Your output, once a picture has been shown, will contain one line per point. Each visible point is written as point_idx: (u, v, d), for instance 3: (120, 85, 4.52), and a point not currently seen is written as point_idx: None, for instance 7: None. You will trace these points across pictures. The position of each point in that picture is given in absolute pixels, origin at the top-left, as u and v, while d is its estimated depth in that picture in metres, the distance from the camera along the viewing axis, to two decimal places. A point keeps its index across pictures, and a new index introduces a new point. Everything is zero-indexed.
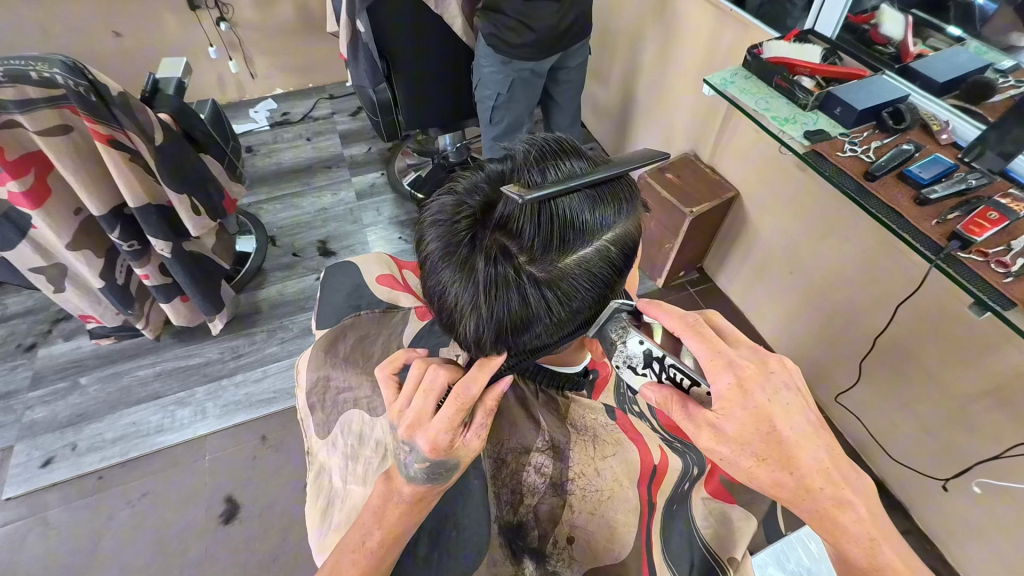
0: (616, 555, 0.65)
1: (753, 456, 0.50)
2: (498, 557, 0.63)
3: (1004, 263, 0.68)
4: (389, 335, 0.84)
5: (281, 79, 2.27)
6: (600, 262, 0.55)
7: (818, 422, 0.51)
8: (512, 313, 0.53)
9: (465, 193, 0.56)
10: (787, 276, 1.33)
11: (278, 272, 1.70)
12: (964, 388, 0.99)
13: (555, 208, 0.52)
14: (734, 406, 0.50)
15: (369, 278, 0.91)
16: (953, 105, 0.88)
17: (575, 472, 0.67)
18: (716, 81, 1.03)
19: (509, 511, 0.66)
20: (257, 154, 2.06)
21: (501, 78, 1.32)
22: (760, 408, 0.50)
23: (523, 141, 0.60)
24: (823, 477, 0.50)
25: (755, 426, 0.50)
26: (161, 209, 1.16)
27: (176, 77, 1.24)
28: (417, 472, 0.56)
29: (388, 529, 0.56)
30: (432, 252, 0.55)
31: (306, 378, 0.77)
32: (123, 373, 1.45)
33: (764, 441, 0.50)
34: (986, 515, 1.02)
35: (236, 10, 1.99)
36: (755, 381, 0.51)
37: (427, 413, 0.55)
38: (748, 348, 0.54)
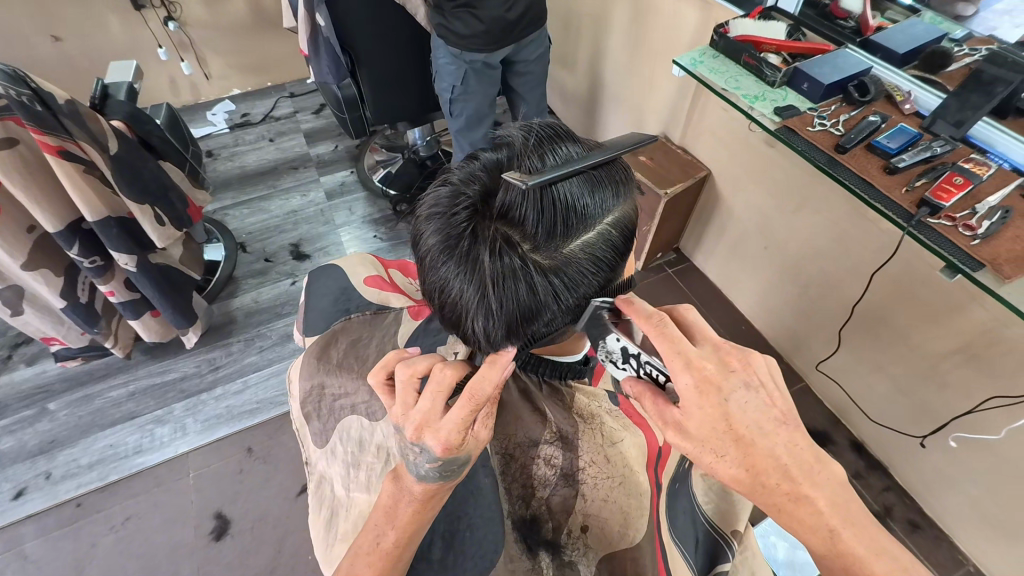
0: (633, 540, 0.65)
1: (713, 455, 0.48)
2: (514, 554, 0.64)
3: (970, 226, 0.71)
4: (382, 336, 0.82)
5: (238, 79, 2.19)
6: (602, 246, 0.55)
7: (780, 422, 0.48)
8: (520, 304, 0.52)
9: (462, 184, 0.54)
10: (762, 251, 1.36)
11: (251, 279, 1.65)
12: (936, 348, 1.03)
13: (556, 194, 0.52)
14: (693, 407, 0.48)
15: (355, 280, 0.88)
16: (914, 76, 0.89)
17: (586, 460, 0.68)
18: (685, 62, 1.03)
19: (522, 505, 0.67)
20: (218, 158, 1.98)
21: (454, 69, 1.32)
22: (717, 409, 0.48)
23: (515, 129, 0.59)
24: (777, 471, 0.47)
25: (713, 425, 0.48)
26: (122, 222, 1.10)
27: (127, 82, 1.18)
28: (428, 471, 0.55)
29: (402, 530, 0.56)
30: (432, 247, 0.54)
31: (299, 388, 0.76)
32: (94, 396, 1.39)
33: (721, 441, 0.48)
34: (960, 467, 1.08)
35: (184, 8, 1.90)
36: (712, 381, 0.48)
37: (436, 413, 0.54)
38: (712, 345, 0.51)
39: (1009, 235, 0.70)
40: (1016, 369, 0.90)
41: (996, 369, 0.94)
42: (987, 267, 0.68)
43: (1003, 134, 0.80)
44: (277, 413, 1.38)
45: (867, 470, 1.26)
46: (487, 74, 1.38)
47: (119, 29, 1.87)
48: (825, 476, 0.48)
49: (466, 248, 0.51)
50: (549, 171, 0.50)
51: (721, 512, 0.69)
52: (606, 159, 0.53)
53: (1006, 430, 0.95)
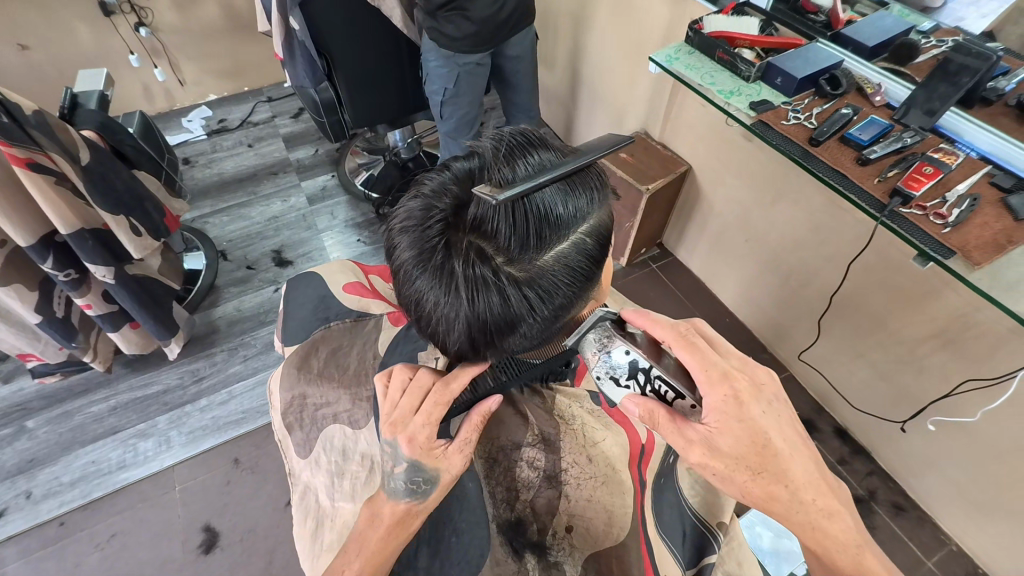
0: (619, 537, 0.65)
1: (747, 472, 0.52)
2: (501, 557, 0.63)
3: (941, 215, 0.73)
4: (362, 344, 0.81)
5: (214, 84, 2.16)
6: (578, 256, 0.54)
7: (800, 435, 0.54)
8: (495, 315, 0.52)
9: (433, 196, 0.54)
10: (744, 244, 1.38)
11: (232, 288, 1.63)
12: (911, 333, 1.05)
13: (527, 205, 0.52)
14: (731, 423, 0.52)
15: (335, 287, 0.88)
16: (884, 67, 0.91)
17: (569, 462, 0.68)
18: (660, 58, 1.04)
19: (507, 508, 0.66)
20: (195, 165, 1.95)
21: (446, 73, 1.31)
22: (749, 426, 0.52)
23: (488, 137, 0.59)
24: (792, 486, 0.52)
25: (747, 440, 0.52)
26: (97, 233, 1.08)
27: (97, 90, 1.15)
28: (399, 482, 0.58)
29: (367, 561, 0.55)
30: (406, 260, 0.54)
31: (280, 400, 0.75)
32: (75, 412, 1.36)
33: (756, 454, 0.51)
34: (940, 450, 1.10)
35: (155, 14, 1.87)
36: (739, 399, 0.53)
37: (409, 410, 0.59)
38: (734, 362, 0.56)
39: (977, 222, 0.72)
40: (990, 352, 0.93)
41: (971, 352, 0.96)
42: (957, 254, 0.70)
43: (971, 124, 0.81)
44: (264, 422, 1.36)
45: (851, 455, 1.29)
46: (478, 77, 1.38)
47: (89, 36, 1.83)
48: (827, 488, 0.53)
49: (439, 262, 0.51)
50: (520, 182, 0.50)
51: (707, 504, 0.71)
52: (577, 168, 0.53)
53: (981, 412, 0.98)
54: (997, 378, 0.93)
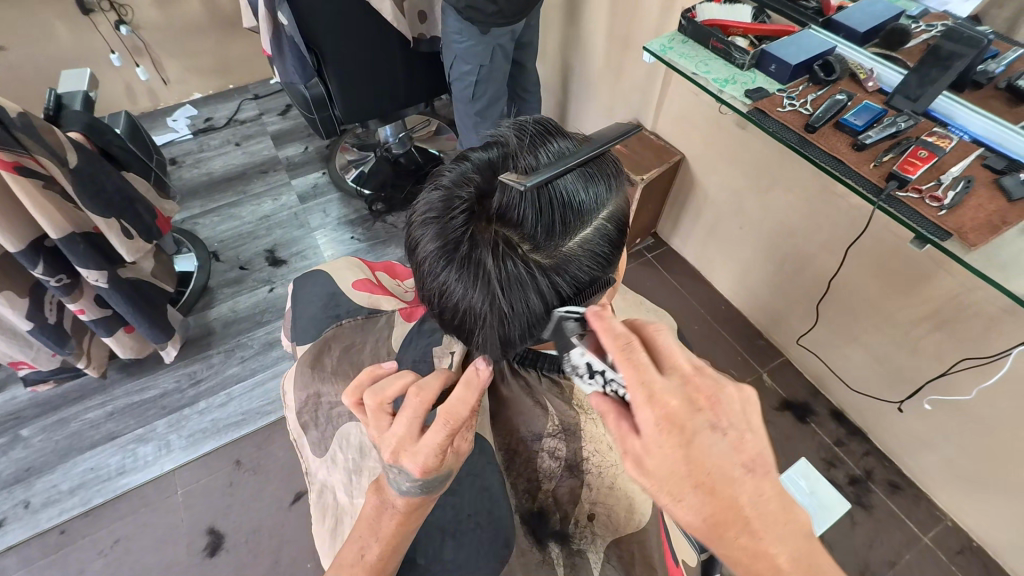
0: (639, 524, 0.66)
1: (672, 498, 0.45)
2: (524, 543, 0.68)
3: (936, 198, 0.74)
4: (376, 340, 0.79)
5: (199, 83, 2.13)
6: (600, 240, 0.55)
7: (747, 468, 0.45)
8: (523, 303, 0.52)
9: (455, 186, 0.54)
10: (738, 230, 1.39)
11: (226, 289, 1.61)
12: (907, 315, 1.07)
13: (552, 191, 0.51)
14: (657, 446, 0.45)
15: (344, 285, 0.84)
16: (876, 54, 0.92)
17: (589, 451, 0.66)
18: (654, 48, 1.04)
19: (528, 499, 0.69)
20: (183, 165, 1.92)
21: (481, 50, 1.28)
22: (675, 451, 0.44)
23: (505, 128, 0.59)
24: (740, 519, 0.45)
25: (675, 467, 0.44)
26: (87, 236, 1.06)
27: (82, 91, 1.13)
28: (410, 487, 0.56)
29: (386, 544, 0.58)
30: (431, 253, 0.53)
31: (295, 398, 0.75)
32: (70, 419, 1.34)
33: (683, 480, 0.45)
34: (934, 427, 1.13)
35: (136, 11, 1.83)
36: (674, 425, 0.45)
37: (413, 434, 0.54)
38: (681, 376, 0.47)
39: (972, 203, 0.73)
40: (983, 332, 0.94)
41: (965, 332, 0.98)
42: (953, 235, 0.71)
43: (964, 107, 0.83)
44: (266, 422, 1.36)
45: (847, 436, 1.31)
46: (504, 54, 1.35)
47: (68, 36, 1.79)
48: (790, 531, 0.45)
49: (466, 252, 0.51)
50: (545, 170, 0.51)
51: None
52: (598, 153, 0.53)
53: (976, 390, 1.00)
54: (992, 356, 0.95)
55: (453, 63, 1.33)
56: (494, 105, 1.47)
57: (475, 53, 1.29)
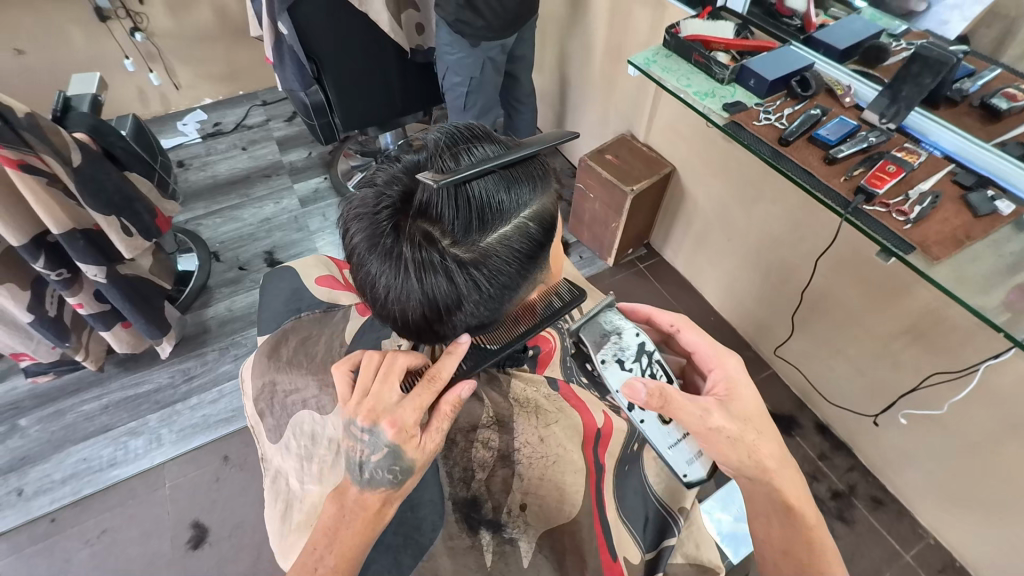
0: (570, 515, 0.67)
1: (755, 432, 0.63)
2: (454, 531, 0.63)
3: (903, 211, 0.75)
4: (331, 332, 0.82)
5: (209, 88, 2.19)
6: (521, 238, 0.57)
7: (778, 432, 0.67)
8: (442, 294, 0.55)
9: (384, 185, 0.56)
10: (726, 242, 1.40)
11: (223, 288, 1.65)
12: (887, 329, 1.07)
13: (470, 192, 0.54)
14: (731, 393, 0.66)
15: (308, 280, 0.91)
16: (854, 70, 0.94)
17: (520, 442, 0.68)
18: (639, 61, 1.06)
19: (462, 487, 0.65)
20: (189, 168, 1.98)
21: (472, 62, 1.32)
22: (747, 397, 0.66)
23: (435, 131, 0.61)
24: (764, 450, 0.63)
25: (744, 405, 0.65)
26: (87, 234, 1.10)
27: (90, 93, 1.18)
28: (375, 469, 0.57)
29: (341, 557, 0.56)
30: (359, 246, 0.56)
31: (251, 386, 0.75)
32: (66, 411, 1.38)
33: (750, 417, 0.65)
34: (915, 443, 1.12)
35: (151, 19, 1.90)
36: (730, 376, 0.68)
37: (392, 393, 0.58)
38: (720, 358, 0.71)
39: (938, 217, 0.74)
40: (960, 346, 0.95)
41: (941, 346, 0.98)
42: (917, 249, 0.72)
43: (936, 123, 0.84)
44: None
45: (831, 450, 1.31)
46: (494, 66, 1.40)
47: (85, 41, 1.86)
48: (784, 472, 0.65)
49: (388, 244, 0.53)
50: (462, 171, 0.54)
51: (671, 491, 0.76)
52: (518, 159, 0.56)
53: (948, 403, 1.01)
54: (964, 370, 0.96)
55: (445, 74, 1.36)
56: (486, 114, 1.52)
57: (467, 65, 1.33)
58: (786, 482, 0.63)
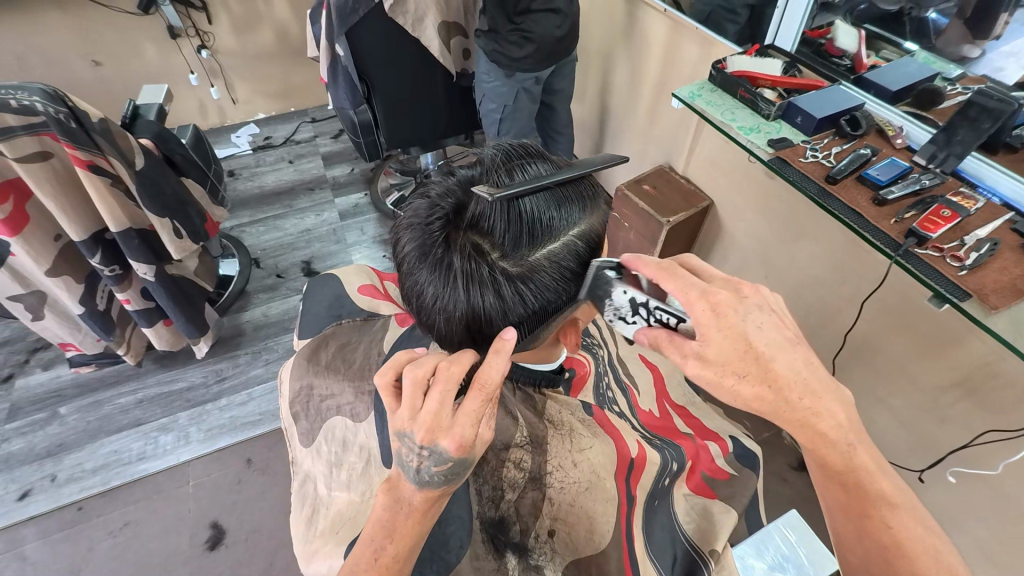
0: (598, 546, 0.65)
1: (735, 376, 0.50)
2: (481, 552, 0.62)
3: (957, 257, 0.72)
4: (369, 340, 0.83)
5: (264, 104, 2.30)
6: (568, 255, 0.58)
7: (794, 340, 0.51)
8: (488, 306, 0.55)
9: (437, 197, 0.58)
10: (763, 279, 1.37)
11: (261, 294, 1.70)
12: (935, 381, 1.01)
13: (522, 207, 0.55)
14: (713, 332, 0.50)
15: (350, 289, 0.93)
16: (906, 112, 0.93)
17: (553, 464, 0.67)
18: (683, 94, 1.07)
19: (491, 507, 0.64)
20: (239, 178, 2.07)
21: (506, 91, 1.36)
22: (741, 325, 0.50)
23: (489, 148, 0.63)
24: (800, 386, 0.50)
25: (735, 347, 0.50)
26: (142, 233, 1.16)
27: (157, 103, 1.25)
28: (432, 476, 0.54)
29: (401, 543, 0.54)
30: (409, 256, 0.57)
31: (289, 388, 0.76)
32: (104, 402, 1.43)
33: (743, 360, 0.50)
34: (963, 504, 1.05)
35: (217, 38, 2.02)
36: (722, 305, 0.50)
37: (447, 408, 0.54)
38: (722, 279, 0.54)
39: (996, 266, 0.71)
40: (1015, 404, 0.89)
41: (994, 402, 0.92)
42: (973, 296, 0.69)
43: (993, 168, 0.82)
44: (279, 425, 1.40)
45: None
46: (528, 96, 1.43)
47: (156, 56, 1.99)
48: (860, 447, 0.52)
49: (438, 255, 0.55)
50: (515, 186, 0.55)
51: (702, 531, 0.75)
52: (569, 178, 0.57)
53: (1002, 464, 0.94)
54: (1019, 431, 0.89)
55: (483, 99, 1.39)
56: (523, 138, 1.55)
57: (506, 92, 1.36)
58: (833, 445, 0.51)
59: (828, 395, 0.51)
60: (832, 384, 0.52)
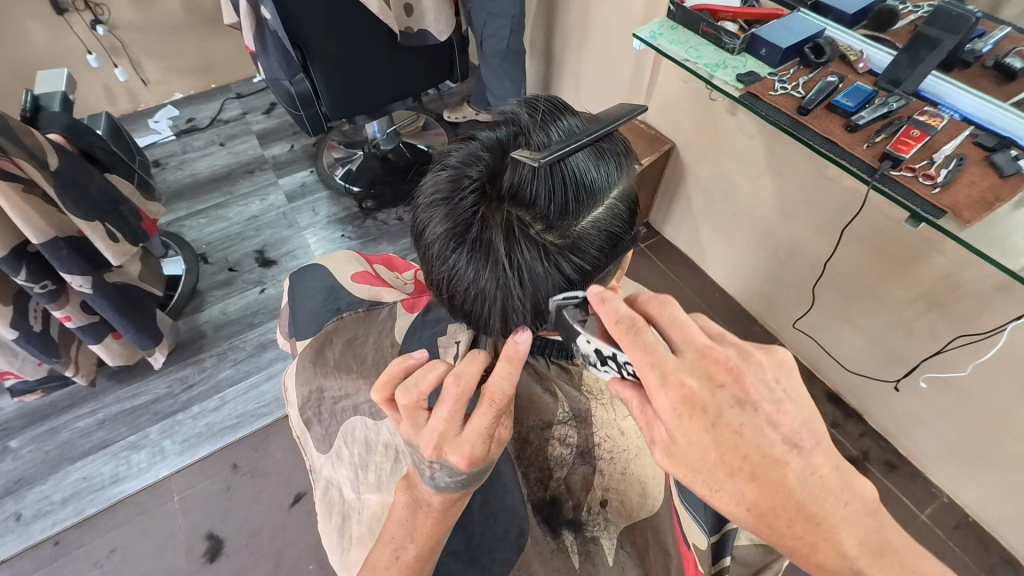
0: (652, 509, 0.67)
1: (707, 486, 0.43)
2: (538, 533, 0.67)
3: (929, 176, 0.74)
4: (379, 335, 0.77)
5: (180, 82, 2.09)
6: (612, 219, 0.57)
7: (790, 444, 0.42)
8: (537, 283, 0.54)
9: (464, 167, 0.56)
10: (730, 217, 1.40)
11: (216, 291, 1.59)
12: (901, 297, 1.08)
13: (564, 169, 0.54)
14: (688, 430, 0.42)
15: (344, 278, 0.85)
16: (865, 35, 0.93)
17: (600, 436, 0.68)
18: (644, 35, 1.04)
19: (541, 488, 0.68)
20: (167, 167, 1.88)
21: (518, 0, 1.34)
22: (704, 430, 0.41)
23: (514, 107, 0.61)
24: (797, 509, 0.42)
25: (706, 457, 0.42)
26: (71, 241, 1.03)
27: (59, 91, 1.09)
28: (448, 483, 0.53)
29: (421, 543, 0.56)
30: (440, 237, 0.55)
31: (297, 394, 0.72)
32: (60, 428, 1.31)
33: (723, 465, 0.42)
34: (930, 406, 1.14)
35: (113, 11, 1.78)
36: (698, 402, 0.41)
37: (454, 425, 0.50)
38: (696, 350, 0.44)
39: (965, 181, 0.74)
40: (977, 310, 0.95)
41: (958, 312, 0.98)
42: (948, 213, 0.72)
43: (952, 86, 0.83)
44: (262, 424, 1.34)
45: (843, 417, 1.33)
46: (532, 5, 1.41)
47: (43, 36, 1.74)
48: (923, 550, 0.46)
49: (478, 233, 0.52)
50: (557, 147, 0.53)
51: None
52: (606, 132, 0.56)
53: (971, 366, 1.01)
54: (987, 332, 0.95)
55: (486, 22, 1.40)
56: (516, 91, 1.59)
57: (506, 5, 1.35)
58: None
59: (835, 518, 0.43)
60: (840, 498, 0.43)
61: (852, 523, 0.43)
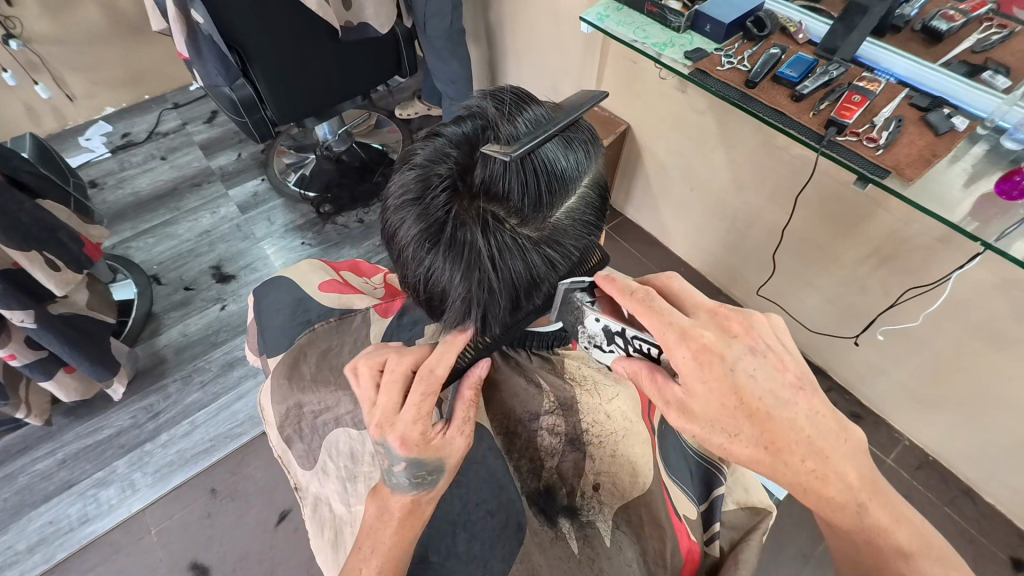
0: (643, 487, 0.67)
1: (724, 435, 0.49)
2: (536, 525, 0.64)
3: (873, 138, 0.77)
4: (354, 340, 0.76)
5: (109, 95, 1.96)
6: (585, 208, 0.58)
7: (796, 386, 0.50)
8: (516, 276, 0.54)
9: (432, 164, 0.55)
10: (688, 193, 1.43)
11: (173, 312, 1.52)
12: (852, 256, 1.13)
13: (535, 160, 0.53)
14: (694, 382, 0.49)
15: (311, 290, 0.83)
16: (801, 6, 0.96)
17: (587, 422, 0.69)
18: (591, 18, 1.04)
19: (533, 479, 0.67)
20: (105, 186, 1.78)
21: None
22: (720, 383, 0.49)
23: (478, 100, 0.60)
24: (807, 447, 0.49)
25: (723, 402, 0.49)
26: (7, 274, 0.96)
27: None
28: (402, 479, 0.57)
29: (387, 557, 0.55)
30: (414, 237, 0.54)
31: (274, 413, 0.71)
32: (17, 473, 1.24)
33: (730, 416, 0.49)
34: (889, 357, 1.20)
35: (25, 23, 1.65)
36: (711, 351, 0.49)
37: (393, 406, 0.57)
38: (708, 313, 0.53)
39: (904, 141, 0.77)
40: (922, 262, 1.01)
41: (907, 266, 1.04)
42: (891, 172, 0.75)
43: (886, 51, 0.87)
44: (238, 445, 1.30)
45: None
46: None
47: None
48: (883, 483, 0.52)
49: (453, 232, 0.52)
50: (526, 139, 0.52)
51: None
52: (573, 120, 0.56)
53: (922, 315, 1.07)
54: (933, 282, 1.01)
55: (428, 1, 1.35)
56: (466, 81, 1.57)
57: None
58: (841, 507, 0.51)
59: (835, 456, 0.50)
60: (841, 437, 0.50)
61: (850, 457, 0.51)
